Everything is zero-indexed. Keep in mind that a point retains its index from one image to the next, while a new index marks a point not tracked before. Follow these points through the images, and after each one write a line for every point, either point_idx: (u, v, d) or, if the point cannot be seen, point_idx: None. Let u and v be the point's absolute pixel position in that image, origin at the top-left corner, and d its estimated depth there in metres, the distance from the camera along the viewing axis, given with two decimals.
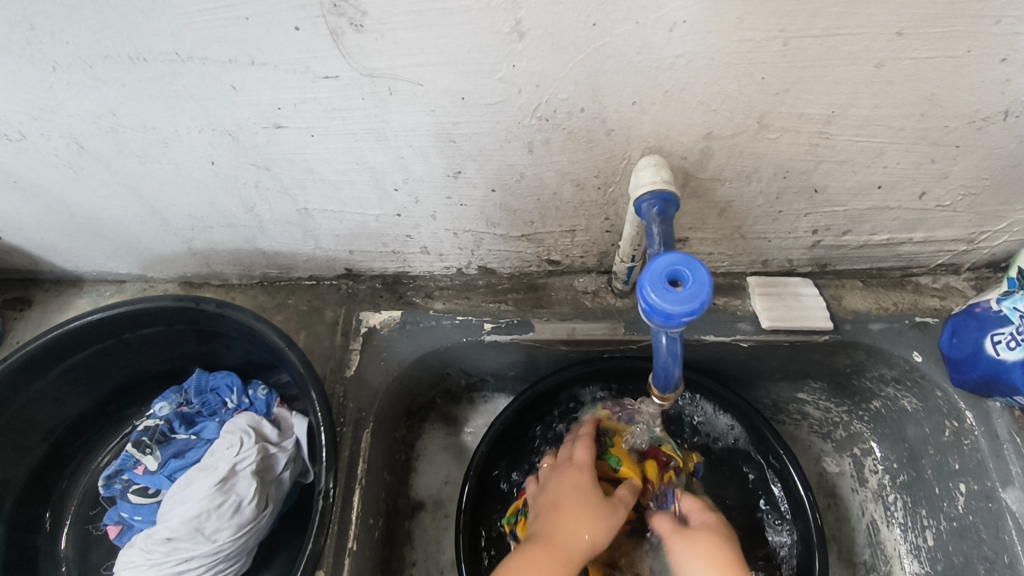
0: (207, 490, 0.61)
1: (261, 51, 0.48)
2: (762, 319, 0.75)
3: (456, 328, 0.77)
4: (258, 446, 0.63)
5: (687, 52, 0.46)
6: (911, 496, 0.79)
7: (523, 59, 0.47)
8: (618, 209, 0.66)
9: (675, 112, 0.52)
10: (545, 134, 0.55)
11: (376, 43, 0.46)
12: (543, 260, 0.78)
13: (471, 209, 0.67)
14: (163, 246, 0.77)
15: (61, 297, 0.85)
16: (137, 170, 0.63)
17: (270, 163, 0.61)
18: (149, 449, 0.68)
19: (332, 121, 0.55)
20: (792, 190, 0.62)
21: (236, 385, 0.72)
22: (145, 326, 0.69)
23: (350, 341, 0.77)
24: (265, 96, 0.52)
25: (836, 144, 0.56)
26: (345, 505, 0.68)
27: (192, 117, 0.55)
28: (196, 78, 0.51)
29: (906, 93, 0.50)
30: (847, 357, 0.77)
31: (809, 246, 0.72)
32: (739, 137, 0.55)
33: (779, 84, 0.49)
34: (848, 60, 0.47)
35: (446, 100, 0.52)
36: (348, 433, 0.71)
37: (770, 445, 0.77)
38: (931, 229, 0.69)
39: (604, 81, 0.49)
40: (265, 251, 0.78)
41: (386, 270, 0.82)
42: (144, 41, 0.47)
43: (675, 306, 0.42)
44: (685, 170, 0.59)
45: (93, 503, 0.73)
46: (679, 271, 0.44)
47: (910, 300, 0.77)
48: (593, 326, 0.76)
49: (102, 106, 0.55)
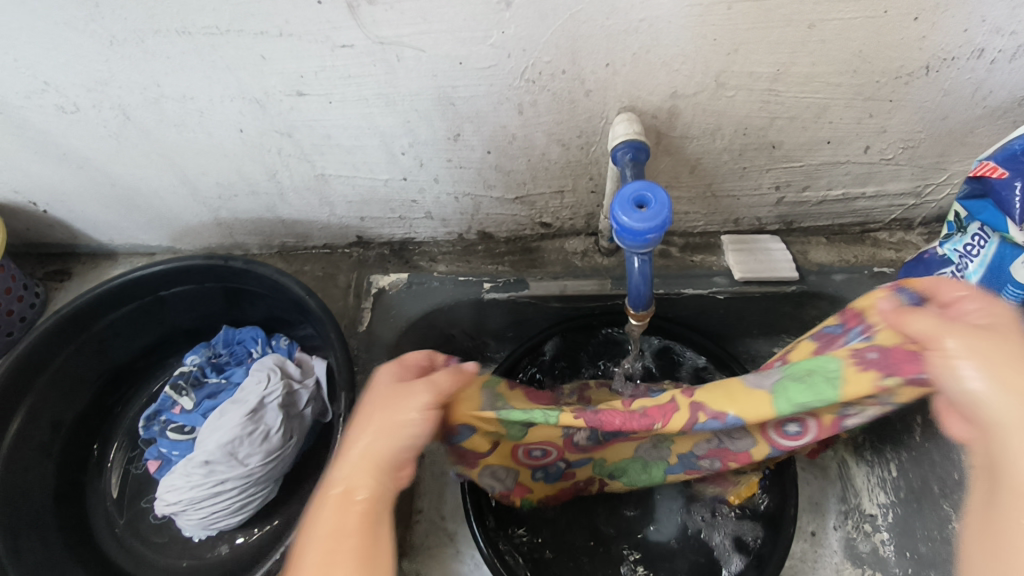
0: (239, 419, 0.68)
1: (289, 23, 0.57)
2: (735, 272, 0.83)
3: (458, 286, 0.86)
4: (284, 381, 0.71)
5: (647, 16, 0.55)
6: (877, 435, 0.82)
7: (511, 25, 0.56)
8: (600, 168, 0.74)
9: (642, 72, 0.61)
10: (532, 96, 0.64)
11: (386, 13, 0.55)
12: (536, 223, 0.86)
13: (470, 171, 0.75)
14: (193, 216, 0.86)
15: (98, 268, 0.93)
16: (174, 139, 0.72)
17: (292, 129, 0.69)
18: (184, 391, 0.75)
19: (348, 88, 0.64)
20: (752, 147, 0.70)
21: (260, 337, 0.80)
22: (178, 284, 0.78)
23: (362, 301, 0.87)
24: (290, 65, 0.61)
25: (786, 101, 0.64)
26: None
27: (226, 86, 0.64)
28: (233, 48, 0.60)
29: (838, 51, 0.59)
30: (815, 308, 0.85)
31: (775, 203, 0.80)
32: (701, 95, 0.63)
33: (729, 45, 0.58)
34: (785, 21, 0.55)
35: (447, 65, 0.60)
36: (362, 380, 0.81)
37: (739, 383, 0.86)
38: (882, 184, 0.77)
39: (580, 44, 0.58)
40: (285, 219, 0.86)
41: (394, 238, 0.90)
42: (190, 16, 0.56)
43: (643, 224, 0.50)
44: (657, 128, 0.68)
45: (133, 447, 0.80)
46: (643, 196, 0.51)
47: (869, 253, 0.85)
48: (582, 283, 0.85)
49: (149, 78, 0.63)
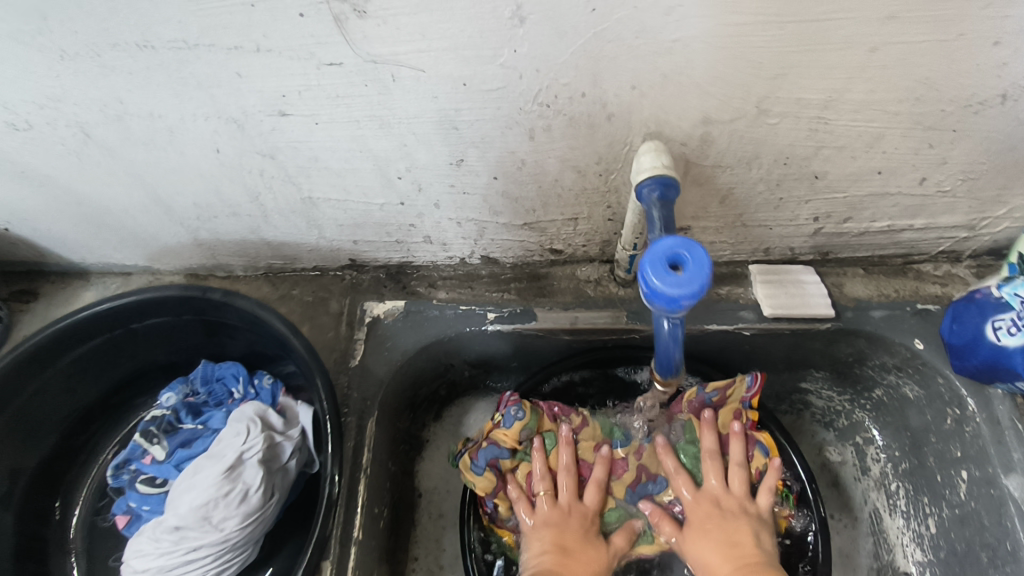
0: (215, 478, 0.61)
1: (266, 38, 0.49)
2: (764, 307, 0.76)
3: (460, 317, 0.79)
4: (264, 434, 0.64)
5: (683, 36, 0.47)
6: (914, 484, 0.79)
7: (524, 43, 0.48)
8: (620, 196, 0.66)
9: (673, 97, 0.53)
10: (546, 120, 0.56)
11: (378, 28, 0.47)
12: (546, 249, 0.78)
13: (474, 197, 0.68)
14: (169, 237, 0.78)
15: (69, 288, 0.86)
16: (143, 159, 0.64)
17: (274, 151, 0.62)
18: (156, 439, 0.69)
19: (336, 109, 0.56)
20: (792, 177, 0.63)
21: (242, 375, 0.73)
22: (152, 316, 0.70)
23: (355, 331, 0.79)
24: (270, 83, 0.53)
25: (835, 130, 0.56)
26: (349, 497, 0.69)
27: (197, 105, 0.56)
28: (202, 65, 0.52)
29: (902, 77, 0.50)
30: (848, 346, 0.78)
31: (811, 234, 0.73)
32: (738, 122, 0.55)
33: (776, 68, 0.50)
34: (844, 44, 0.47)
35: (449, 86, 0.52)
36: (353, 422, 0.73)
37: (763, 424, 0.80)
38: (932, 216, 0.69)
39: (603, 66, 0.50)
40: (270, 241, 0.78)
41: (390, 261, 0.83)
42: (153, 29, 0.48)
43: (675, 290, 0.43)
44: (686, 156, 0.60)
45: (101, 496, 0.74)
46: (680, 254, 0.44)
47: (912, 288, 0.77)
48: (595, 315, 0.77)
49: (109, 94, 0.55)
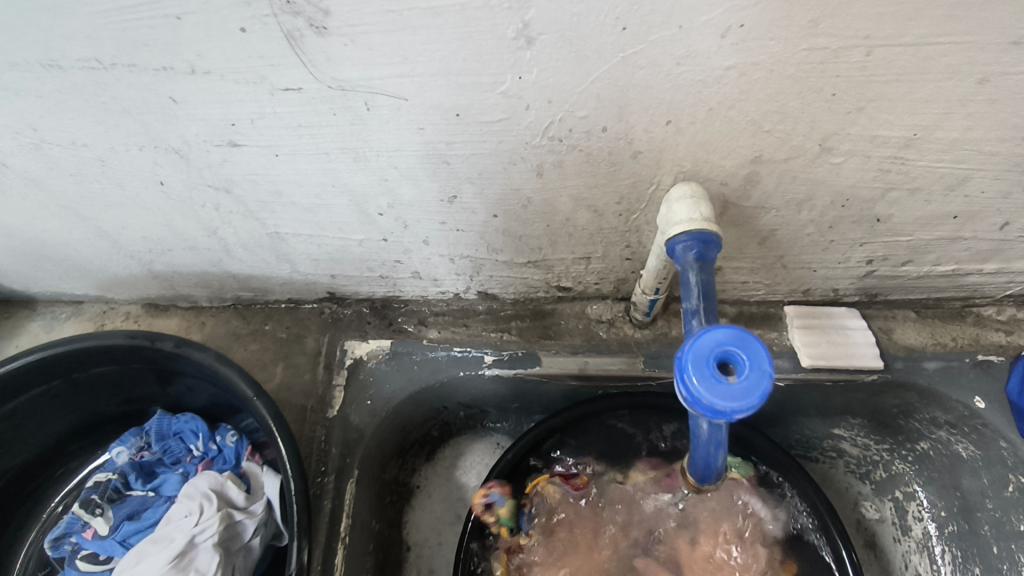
0: (160, 567, 0.52)
1: (202, 57, 0.38)
2: (802, 356, 0.66)
3: (453, 361, 0.69)
4: (221, 513, 0.55)
5: (739, 62, 0.36)
6: (962, 550, 0.71)
7: (532, 69, 0.37)
8: (642, 236, 0.56)
9: (718, 133, 0.42)
10: (557, 156, 0.45)
11: (344, 49, 0.36)
12: (552, 286, 0.68)
13: (470, 234, 0.58)
14: (120, 268, 0.68)
15: (12, 319, 0.76)
16: (74, 189, 0.54)
17: (230, 184, 0.51)
18: (99, 509, 0.60)
19: (299, 139, 0.45)
20: (850, 219, 0.52)
21: (202, 431, 0.63)
22: (97, 364, 0.60)
23: (334, 375, 0.69)
24: (214, 110, 0.43)
25: (913, 171, 0.46)
26: (326, 568, 0.60)
27: (128, 133, 0.46)
28: (127, 88, 0.41)
29: (1010, 114, 0.40)
30: (895, 398, 0.68)
31: (861, 276, 0.62)
32: (795, 161, 0.45)
33: (853, 101, 0.39)
34: (947, 73, 0.37)
35: (437, 117, 0.42)
36: (331, 484, 0.63)
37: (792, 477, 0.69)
38: (1007, 260, 0.59)
39: (633, 97, 0.39)
40: (236, 274, 0.68)
41: (374, 294, 0.73)
42: (54, 44, 0.38)
43: (728, 401, 0.32)
44: (725, 197, 0.49)
45: (42, 564, 0.64)
46: (731, 352, 0.34)
47: (971, 335, 0.67)
48: (607, 361, 0.68)
49: (19, 119, 0.45)
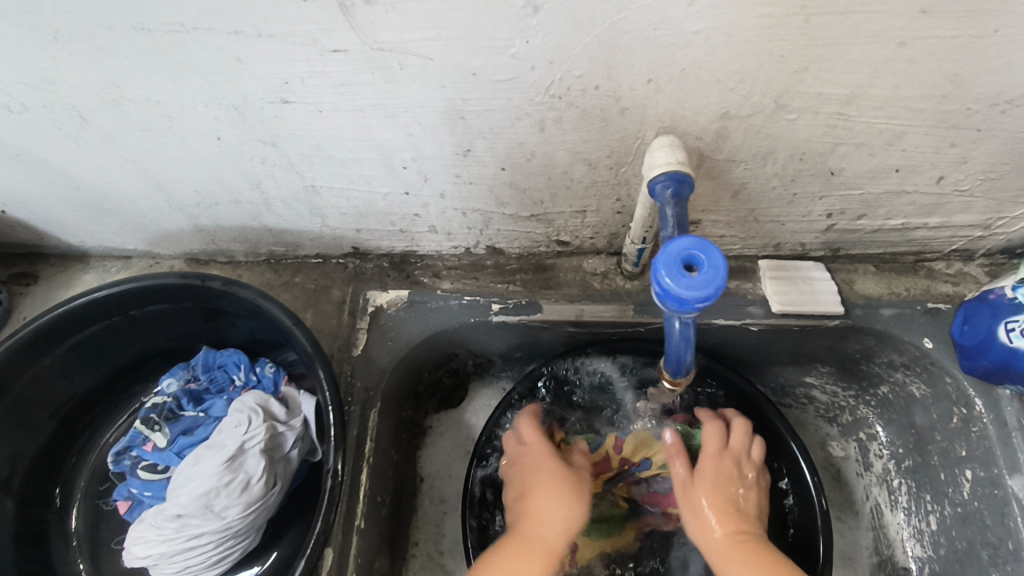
0: (216, 467, 0.61)
1: (267, 23, 0.47)
2: (773, 303, 0.74)
3: (464, 308, 0.77)
4: (267, 424, 0.63)
5: (705, 28, 0.45)
6: (916, 481, 0.79)
7: (537, 33, 0.46)
8: (630, 189, 0.65)
9: (691, 91, 0.51)
10: (557, 112, 0.54)
11: (385, 15, 0.45)
12: (552, 241, 0.77)
13: (481, 188, 0.66)
14: (170, 222, 0.77)
15: (68, 271, 0.85)
16: (141, 144, 0.62)
17: (277, 139, 0.60)
18: (158, 426, 0.68)
19: (341, 96, 0.54)
20: (807, 173, 0.61)
21: (244, 363, 0.72)
22: (152, 302, 0.69)
23: (357, 320, 0.78)
24: (272, 69, 0.51)
25: (856, 126, 0.54)
26: (353, 484, 0.69)
27: (197, 91, 0.54)
28: (202, 50, 0.50)
29: (928, 73, 0.49)
30: (856, 342, 0.76)
31: (823, 230, 0.71)
32: (756, 117, 0.53)
33: (800, 63, 0.48)
34: (873, 38, 0.46)
35: (457, 76, 0.51)
36: (356, 412, 0.72)
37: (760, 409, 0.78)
38: (948, 214, 0.68)
39: (619, 58, 0.48)
40: (272, 228, 0.77)
41: (394, 249, 0.82)
42: (147, 11, 0.46)
43: (689, 291, 0.41)
44: (700, 151, 0.58)
45: (103, 479, 0.73)
46: (694, 255, 0.43)
47: (923, 286, 0.76)
48: (601, 308, 0.76)
49: (105, 78, 0.54)
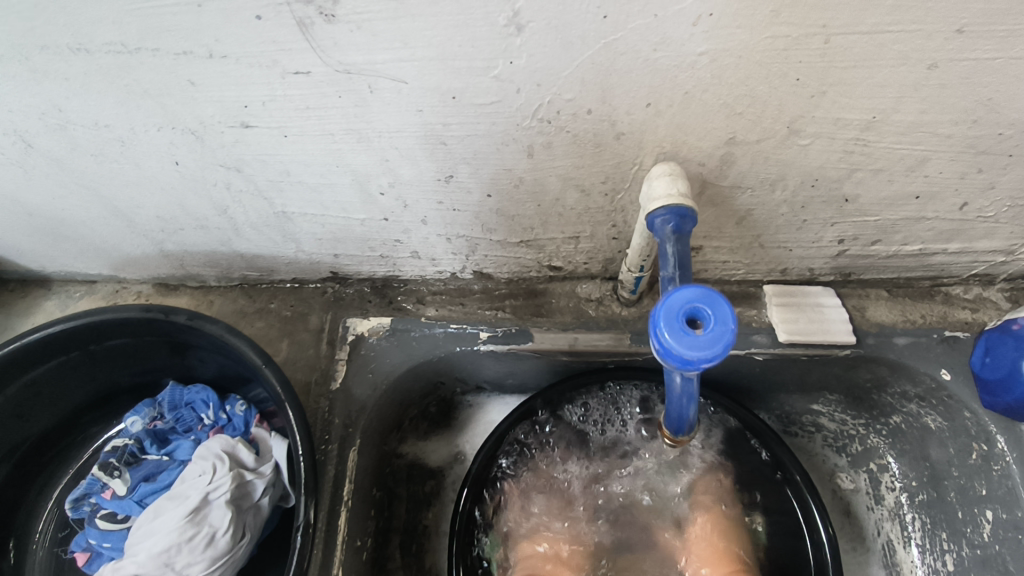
0: (177, 521, 0.56)
1: (219, 43, 0.41)
2: (780, 332, 0.69)
3: (450, 337, 0.72)
4: (233, 472, 0.59)
5: (711, 49, 0.40)
6: (931, 517, 0.74)
7: (522, 55, 0.41)
8: (627, 215, 0.60)
9: (694, 116, 0.46)
10: (546, 137, 0.49)
11: (351, 35, 0.40)
12: (543, 266, 0.72)
13: (465, 214, 0.61)
14: (134, 248, 0.72)
15: (28, 298, 0.79)
16: (94, 169, 0.57)
17: (241, 164, 0.55)
18: (116, 471, 0.64)
19: (307, 121, 0.49)
20: (819, 199, 0.56)
21: (213, 401, 0.67)
22: (111, 337, 0.64)
23: (336, 351, 0.73)
24: (229, 93, 0.46)
25: (875, 152, 0.50)
26: (329, 531, 0.64)
27: (148, 114, 0.49)
28: (149, 71, 0.45)
29: (959, 98, 0.44)
30: (868, 372, 0.72)
31: (834, 256, 0.67)
32: (766, 143, 0.48)
33: (816, 86, 0.43)
34: (899, 60, 0.41)
35: (434, 99, 0.45)
36: (333, 451, 0.67)
37: (761, 436, 0.72)
38: (969, 240, 0.63)
39: (615, 82, 0.43)
40: (243, 254, 0.72)
41: (375, 274, 0.77)
42: (85, 30, 0.41)
43: (694, 351, 0.37)
44: (703, 177, 0.53)
45: (62, 525, 0.68)
46: (699, 309, 0.38)
47: (939, 313, 0.71)
48: (596, 337, 0.71)
49: (46, 101, 0.48)
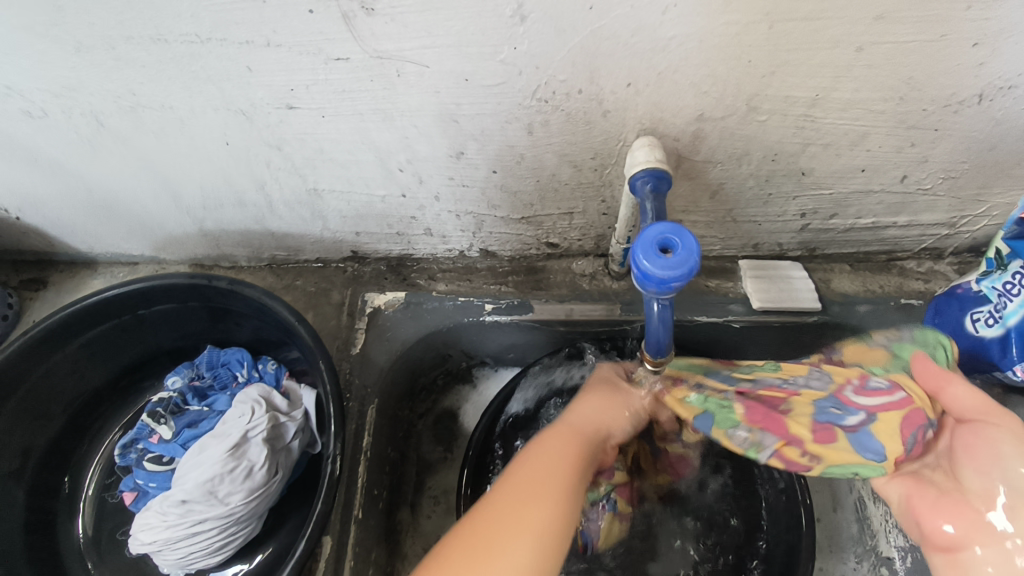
0: (220, 454, 0.63)
1: (276, 33, 0.51)
2: (753, 300, 0.77)
3: (458, 308, 0.80)
4: (269, 414, 0.66)
5: (678, 35, 0.49)
6: None
7: (524, 41, 0.50)
8: (614, 190, 0.69)
9: (667, 95, 0.55)
10: (544, 115, 0.58)
11: (386, 26, 0.49)
12: (542, 243, 0.81)
13: (473, 190, 0.70)
14: (176, 227, 0.80)
15: (76, 277, 0.88)
16: (154, 149, 0.66)
17: (282, 143, 0.64)
18: (163, 419, 0.71)
19: (343, 102, 0.58)
20: (779, 173, 0.65)
21: (247, 360, 0.75)
22: (159, 301, 0.72)
23: (356, 321, 0.80)
24: (279, 77, 0.56)
25: (822, 127, 0.59)
26: (352, 478, 0.71)
27: (209, 97, 0.58)
28: (215, 58, 0.54)
29: (886, 77, 0.53)
30: (835, 339, 0.80)
31: (798, 229, 0.76)
32: (729, 119, 0.58)
33: (766, 67, 0.52)
34: (832, 44, 0.50)
35: (451, 81, 0.55)
36: (355, 408, 0.74)
37: None
38: (915, 213, 0.72)
39: (601, 64, 0.52)
40: (275, 232, 0.81)
41: (391, 253, 0.85)
42: (166, 23, 0.50)
43: (665, 271, 0.45)
44: (678, 152, 0.62)
45: (109, 473, 0.76)
46: (670, 239, 0.47)
47: (896, 284, 0.80)
48: (590, 307, 0.79)
49: (123, 86, 0.58)
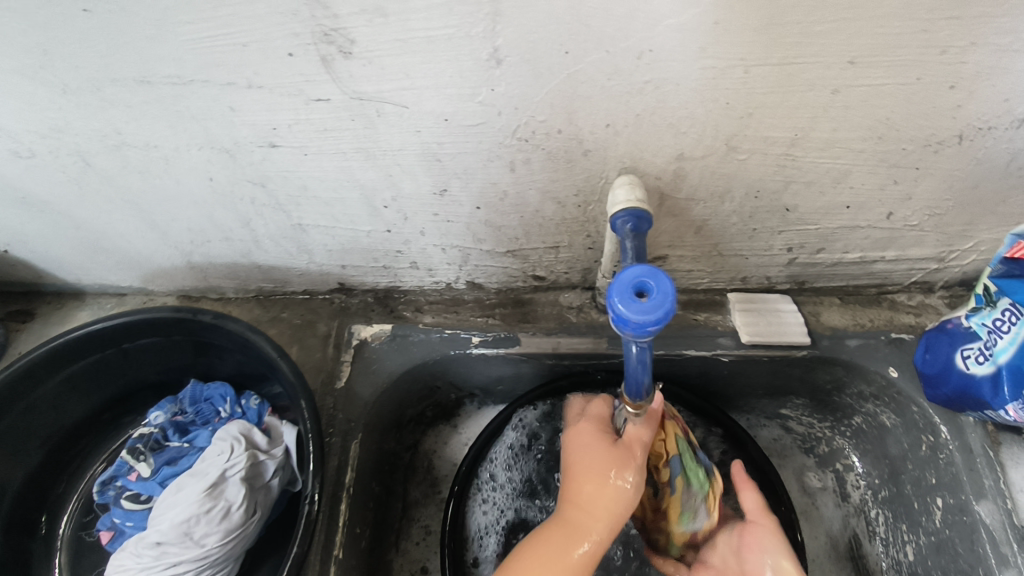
0: (196, 495, 0.62)
1: (258, 75, 0.51)
2: (741, 334, 0.77)
3: (444, 340, 0.80)
4: (248, 452, 0.65)
5: (654, 78, 0.49)
6: (893, 511, 0.80)
7: (501, 83, 0.51)
8: (598, 225, 0.69)
9: (647, 134, 0.55)
10: (525, 154, 0.58)
11: (364, 68, 0.50)
12: (529, 276, 0.80)
13: (459, 225, 0.70)
14: (164, 259, 0.80)
15: (63, 309, 0.88)
16: (140, 186, 0.66)
17: (265, 180, 0.64)
18: (142, 456, 0.70)
19: (324, 141, 0.58)
20: (764, 209, 0.65)
21: (229, 395, 0.75)
22: (142, 336, 0.72)
23: (341, 353, 0.80)
24: (262, 117, 0.56)
25: (803, 165, 0.59)
26: (331, 522, 0.69)
27: (193, 136, 0.59)
28: (198, 99, 0.54)
29: (864, 117, 0.53)
30: (826, 373, 0.79)
31: (786, 263, 0.75)
32: (710, 158, 0.58)
33: (743, 108, 0.52)
34: (808, 86, 0.50)
35: (431, 122, 0.55)
36: (337, 443, 0.73)
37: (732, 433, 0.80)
38: (902, 248, 0.72)
39: (578, 105, 0.52)
40: (261, 265, 0.81)
41: (378, 285, 0.85)
42: (150, 66, 0.51)
43: (638, 314, 0.44)
44: (661, 190, 0.62)
45: (87, 510, 0.75)
46: (645, 282, 0.46)
47: (886, 317, 0.79)
48: (577, 341, 0.79)
49: (108, 126, 0.58)
